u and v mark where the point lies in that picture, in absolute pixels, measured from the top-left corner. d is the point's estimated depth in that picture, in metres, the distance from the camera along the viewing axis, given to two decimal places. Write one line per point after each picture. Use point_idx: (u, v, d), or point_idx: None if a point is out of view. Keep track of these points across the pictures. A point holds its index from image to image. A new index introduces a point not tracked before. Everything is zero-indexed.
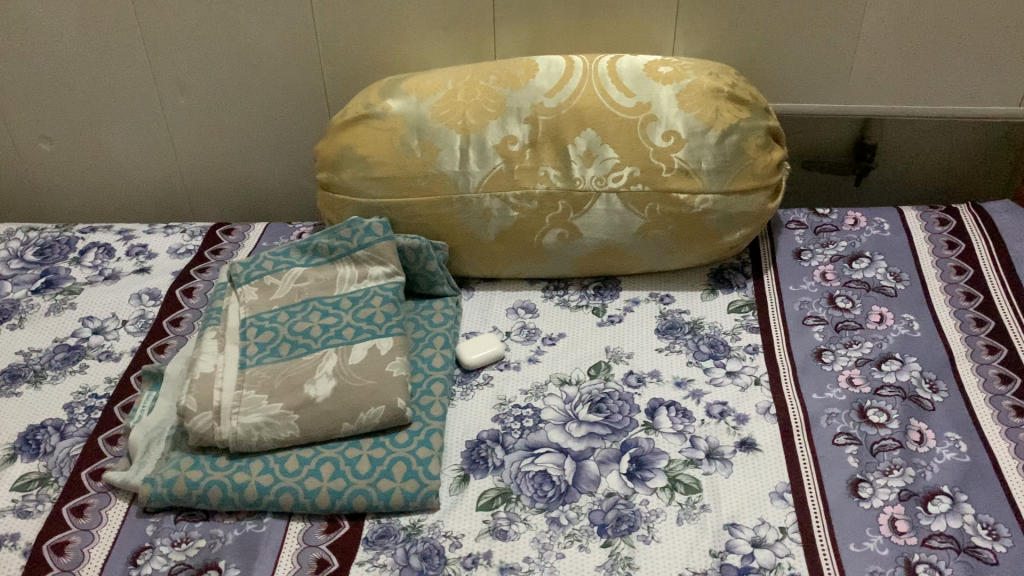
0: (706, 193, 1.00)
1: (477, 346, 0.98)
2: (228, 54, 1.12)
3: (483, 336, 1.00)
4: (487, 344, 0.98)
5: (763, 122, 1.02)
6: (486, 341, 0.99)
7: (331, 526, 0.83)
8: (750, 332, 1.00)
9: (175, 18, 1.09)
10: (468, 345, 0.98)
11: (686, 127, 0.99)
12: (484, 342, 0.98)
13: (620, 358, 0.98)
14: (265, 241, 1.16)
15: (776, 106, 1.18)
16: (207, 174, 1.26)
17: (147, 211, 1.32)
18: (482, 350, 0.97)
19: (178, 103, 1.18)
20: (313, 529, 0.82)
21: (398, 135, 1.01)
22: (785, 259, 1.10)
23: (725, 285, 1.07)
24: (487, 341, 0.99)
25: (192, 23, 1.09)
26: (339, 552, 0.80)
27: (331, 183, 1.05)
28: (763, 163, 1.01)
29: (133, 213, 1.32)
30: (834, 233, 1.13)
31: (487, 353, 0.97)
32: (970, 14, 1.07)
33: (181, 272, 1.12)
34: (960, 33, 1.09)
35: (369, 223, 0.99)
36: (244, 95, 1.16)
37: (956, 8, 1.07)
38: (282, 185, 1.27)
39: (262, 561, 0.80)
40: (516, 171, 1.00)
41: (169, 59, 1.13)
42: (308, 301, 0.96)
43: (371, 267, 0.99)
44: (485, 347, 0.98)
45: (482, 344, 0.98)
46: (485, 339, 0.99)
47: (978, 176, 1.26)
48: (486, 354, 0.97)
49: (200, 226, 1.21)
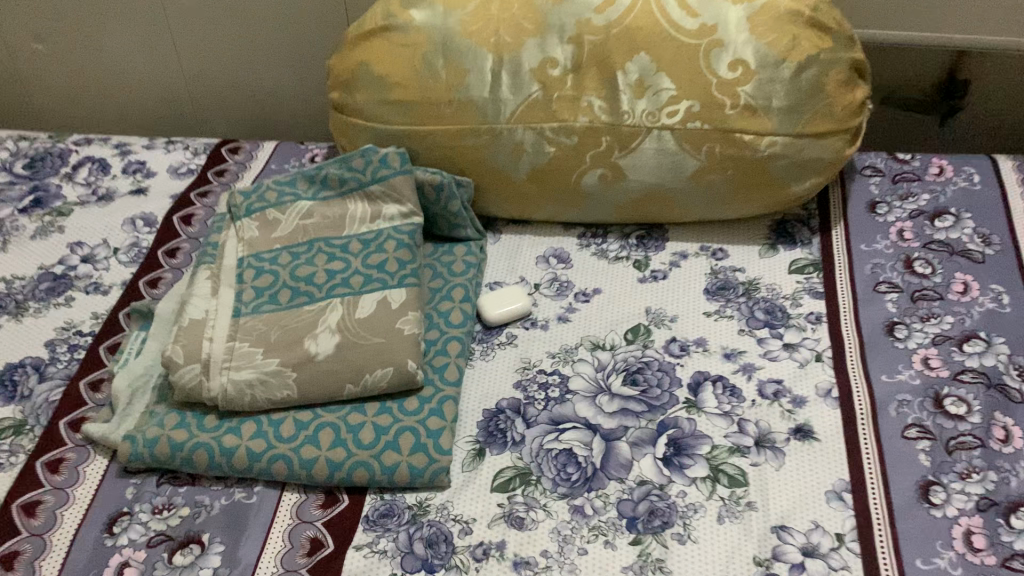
0: (774, 136, 0.86)
1: (500, 301, 0.87)
2: None
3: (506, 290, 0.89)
4: (509, 299, 0.87)
5: (846, 55, 0.87)
6: (510, 296, 0.88)
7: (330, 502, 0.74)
8: (814, 299, 0.88)
9: None
10: (489, 298, 0.87)
11: (757, 57, 0.85)
12: (508, 296, 0.87)
13: (662, 322, 0.86)
14: (273, 164, 1.05)
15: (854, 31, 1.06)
16: (215, 85, 1.14)
17: (151, 122, 1.21)
18: (505, 305, 0.86)
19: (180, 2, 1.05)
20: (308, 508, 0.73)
21: (421, 53, 0.88)
22: (857, 213, 0.97)
23: (787, 240, 0.94)
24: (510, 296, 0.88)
25: None
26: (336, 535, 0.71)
27: (344, 105, 0.92)
28: (844, 103, 0.87)
29: (138, 124, 1.21)
30: (914, 184, 0.99)
31: (511, 309, 0.86)
32: None
33: (181, 195, 1.01)
34: None
35: (385, 153, 0.88)
36: None
37: None
38: (297, 100, 1.14)
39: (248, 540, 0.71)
40: (555, 100, 0.88)
41: None
42: (313, 241, 0.85)
43: (386, 205, 0.88)
44: (508, 303, 0.87)
45: (506, 299, 0.87)
46: (510, 293, 0.88)
47: None
48: (508, 310, 0.86)
49: (205, 143, 1.09)
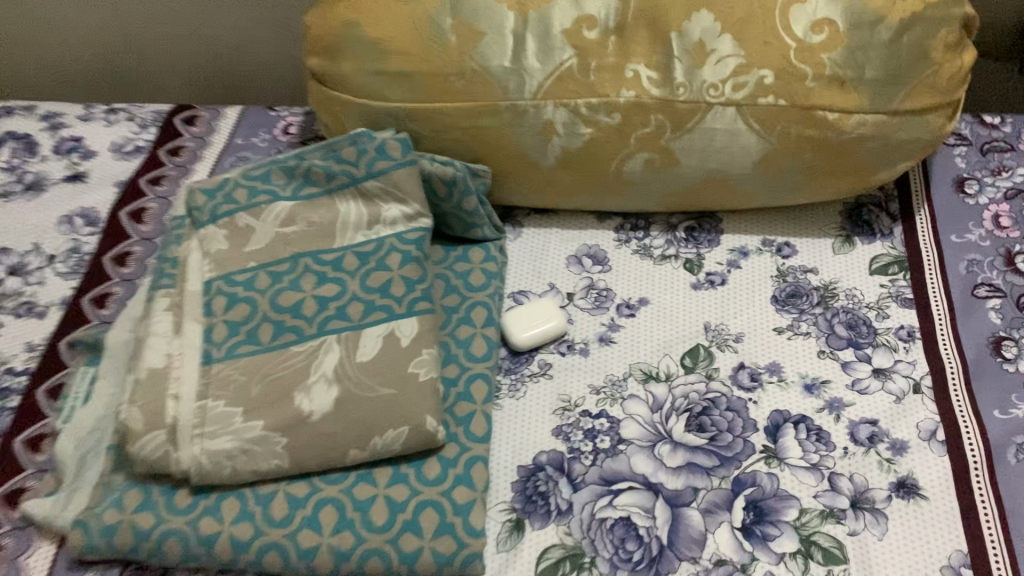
0: (864, 114, 0.70)
1: (527, 319, 0.71)
2: None
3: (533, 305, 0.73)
4: (539, 317, 0.72)
5: (958, 10, 0.68)
6: (539, 313, 0.72)
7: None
8: (903, 308, 0.74)
9: None
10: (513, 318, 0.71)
11: (848, 15, 0.67)
12: (538, 312, 0.72)
13: (726, 344, 0.72)
14: (240, 138, 0.87)
15: None
16: (159, 21, 0.98)
17: (86, 65, 1.04)
18: (535, 326, 0.71)
19: None
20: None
21: (424, 11, 0.70)
22: (943, 194, 0.81)
23: (863, 229, 0.79)
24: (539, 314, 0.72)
25: None
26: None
27: (326, 75, 0.74)
28: (952, 72, 0.69)
29: (76, 60, 1.04)
30: (1007, 154, 0.84)
31: (542, 330, 0.71)
32: None
33: (128, 182, 0.83)
34: None
35: (382, 138, 0.70)
36: None
37: None
38: (259, 39, 0.99)
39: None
40: (593, 70, 0.70)
41: None
42: (298, 256, 0.68)
43: (386, 205, 0.71)
44: (537, 324, 0.71)
45: (534, 316, 0.72)
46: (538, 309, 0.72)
47: None
48: (538, 330, 0.71)
49: (153, 112, 0.90)
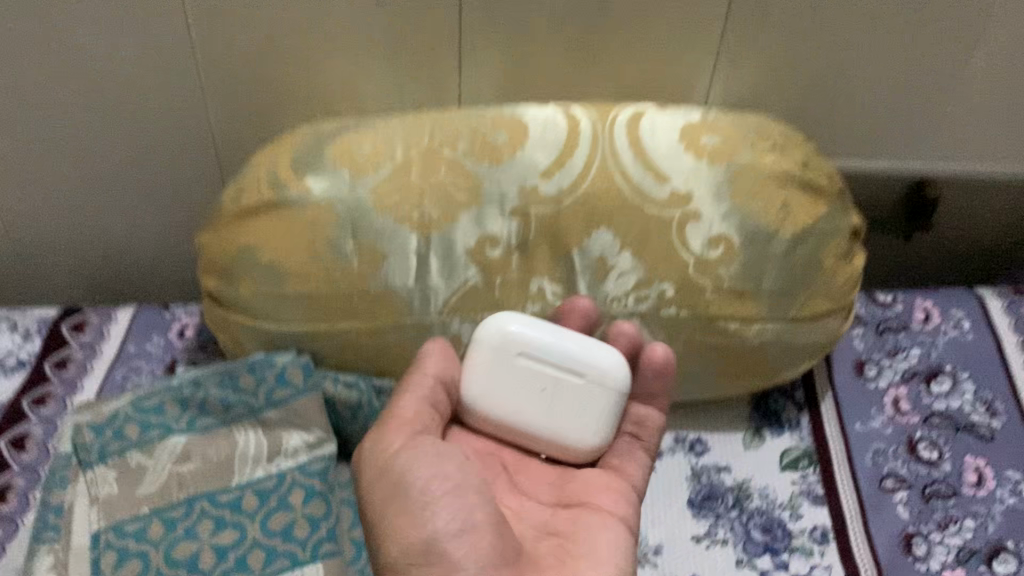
0: (765, 323, 0.71)
1: (597, 403, 0.66)
2: (57, 100, 0.76)
3: (569, 438, 0.67)
4: (565, 383, 0.66)
5: (844, 223, 0.72)
6: (551, 403, 0.66)
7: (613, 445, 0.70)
8: (814, 506, 0.74)
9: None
10: (563, 451, 0.67)
11: (744, 230, 0.69)
12: (532, 395, 0.66)
13: (646, 558, 0.70)
14: (132, 344, 0.83)
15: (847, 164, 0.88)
16: (44, 248, 0.90)
17: None
18: (547, 334, 0.66)
19: None
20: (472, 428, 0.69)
21: (323, 234, 0.67)
22: (844, 379, 0.83)
23: (772, 421, 0.80)
24: (486, 381, 0.66)
25: (13, 53, 0.73)
26: (444, 458, 0.60)
27: (222, 296, 0.71)
28: (844, 279, 0.72)
29: None
30: (901, 335, 0.86)
31: (519, 342, 0.65)
32: None
33: (8, 404, 0.77)
34: None
35: (283, 364, 0.69)
36: (80, 143, 0.80)
37: None
38: (147, 262, 0.93)
39: (614, 470, 0.69)
40: (497, 287, 0.69)
41: None
42: (193, 500, 0.64)
43: (287, 434, 0.69)
44: (573, 374, 0.66)
45: (578, 408, 0.66)
46: (525, 393, 0.66)
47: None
48: (544, 346, 0.65)
49: (38, 319, 0.85)
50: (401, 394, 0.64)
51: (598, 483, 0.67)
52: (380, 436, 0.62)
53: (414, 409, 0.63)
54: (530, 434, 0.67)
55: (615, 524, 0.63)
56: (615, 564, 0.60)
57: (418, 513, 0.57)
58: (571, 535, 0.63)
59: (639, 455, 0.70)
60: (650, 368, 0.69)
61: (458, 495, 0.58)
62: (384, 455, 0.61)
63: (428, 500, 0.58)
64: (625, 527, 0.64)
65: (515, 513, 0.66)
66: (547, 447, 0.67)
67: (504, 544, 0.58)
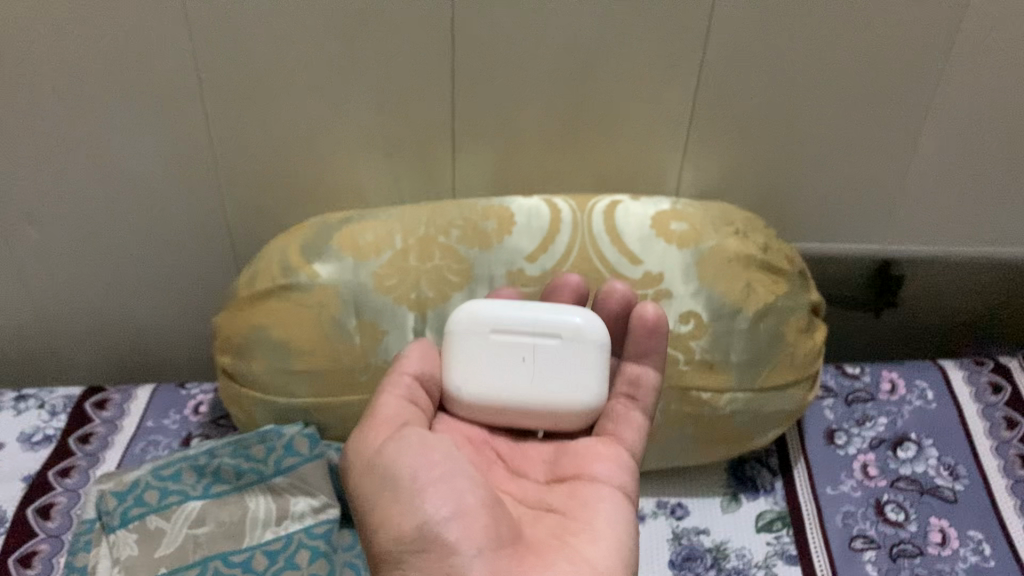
0: (734, 392, 0.77)
1: (582, 359, 0.64)
2: (91, 198, 0.85)
3: (561, 401, 0.64)
4: (542, 346, 0.65)
5: (802, 298, 0.79)
6: (537, 372, 0.64)
7: (610, 408, 0.68)
8: (788, 565, 0.78)
9: (40, 157, 0.81)
10: (557, 422, 0.65)
11: (711, 307, 0.75)
12: (509, 364, 0.64)
13: None
14: (151, 419, 0.89)
15: (813, 248, 0.95)
16: (73, 332, 0.97)
17: None
18: (512, 309, 0.66)
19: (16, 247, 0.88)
20: (463, 416, 0.66)
21: (329, 314, 0.74)
22: (816, 447, 0.88)
23: (748, 487, 0.86)
24: (468, 367, 0.65)
25: (56, 156, 0.82)
26: (431, 446, 0.58)
27: (236, 372, 0.77)
28: (805, 351, 0.79)
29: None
30: (868, 405, 0.92)
31: (488, 322, 0.65)
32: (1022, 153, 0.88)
33: (35, 476, 0.82)
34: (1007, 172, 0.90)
35: (290, 434, 0.75)
36: (110, 236, 0.88)
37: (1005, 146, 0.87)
38: (166, 345, 1.00)
39: (610, 434, 0.66)
40: None
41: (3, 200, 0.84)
42: (207, 560, 0.70)
43: (294, 500, 0.74)
44: (548, 337, 0.65)
45: (562, 369, 0.64)
46: (508, 365, 0.64)
47: (991, 330, 1.07)
48: (512, 319, 0.65)
49: (64, 397, 0.91)
50: (381, 392, 0.63)
51: (596, 452, 0.64)
52: (365, 432, 0.60)
53: (395, 405, 0.62)
54: (524, 411, 0.64)
55: (613, 493, 0.60)
56: (618, 544, 0.57)
57: (409, 506, 0.55)
58: (572, 509, 0.60)
59: (636, 415, 0.67)
60: (637, 328, 0.68)
61: (447, 482, 0.56)
62: (370, 452, 0.58)
63: (418, 489, 0.55)
64: (625, 497, 0.61)
65: (512, 495, 0.63)
66: (540, 420, 0.65)
67: (499, 525, 0.56)
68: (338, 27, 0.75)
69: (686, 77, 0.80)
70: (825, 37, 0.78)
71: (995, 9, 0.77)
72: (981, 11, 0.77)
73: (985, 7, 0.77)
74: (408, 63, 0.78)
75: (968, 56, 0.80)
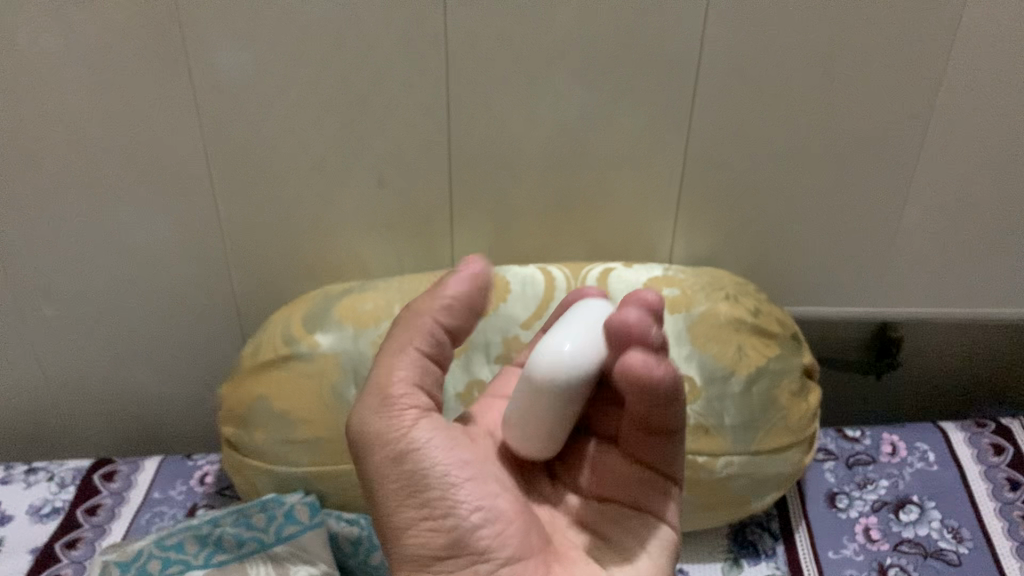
0: (730, 455, 0.77)
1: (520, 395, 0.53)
2: (104, 275, 0.88)
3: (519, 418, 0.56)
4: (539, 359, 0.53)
5: (794, 360, 0.81)
6: None
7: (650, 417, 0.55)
8: None
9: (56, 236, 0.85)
10: None
11: (703, 370, 0.77)
12: None
13: None
14: (158, 490, 0.91)
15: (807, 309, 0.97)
16: (84, 406, 0.99)
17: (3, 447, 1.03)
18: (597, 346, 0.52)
19: (31, 324, 0.91)
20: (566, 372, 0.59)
21: (330, 382, 0.76)
22: (817, 511, 0.88)
23: (749, 552, 0.85)
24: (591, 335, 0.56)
25: (71, 236, 0.85)
26: (453, 441, 0.52)
27: (238, 442, 0.79)
28: (799, 413, 0.79)
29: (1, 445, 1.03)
30: (869, 468, 0.93)
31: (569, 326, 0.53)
32: (1006, 217, 0.90)
33: (42, 549, 0.84)
34: (994, 236, 0.91)
35: (291, 503, 0.77)
36: (121, 312, 0.91)
37: (989, 211, 0.90)
38: (175, 419, 1.02)
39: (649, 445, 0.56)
40: None
41: (19, 278, 0.87)
42: None
43: (292, 568, 0.74)
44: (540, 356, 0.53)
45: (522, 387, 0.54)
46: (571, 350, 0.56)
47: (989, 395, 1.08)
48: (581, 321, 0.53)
49: (73, 470, 0.93)
50: (385, 357, 0.52)
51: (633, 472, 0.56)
52: (374, 414, 0.50)
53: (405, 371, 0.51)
54: None
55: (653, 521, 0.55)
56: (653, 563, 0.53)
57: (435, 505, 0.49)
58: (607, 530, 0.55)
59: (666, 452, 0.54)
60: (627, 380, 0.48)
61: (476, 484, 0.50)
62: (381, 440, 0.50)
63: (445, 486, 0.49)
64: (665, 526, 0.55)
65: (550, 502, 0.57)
66: None
67: (530, 535, 0.52)
68: (339, 110, 0.79)
69: (674, 149, 0.84)
70: (805, 108, 0.81)
71: (969, 83, 0.81)
72: (955, 84, 0.81)
73: (959, 81, 0.81)
74: (406, 142, 0.82)
75: (946, 126, 0.84)
